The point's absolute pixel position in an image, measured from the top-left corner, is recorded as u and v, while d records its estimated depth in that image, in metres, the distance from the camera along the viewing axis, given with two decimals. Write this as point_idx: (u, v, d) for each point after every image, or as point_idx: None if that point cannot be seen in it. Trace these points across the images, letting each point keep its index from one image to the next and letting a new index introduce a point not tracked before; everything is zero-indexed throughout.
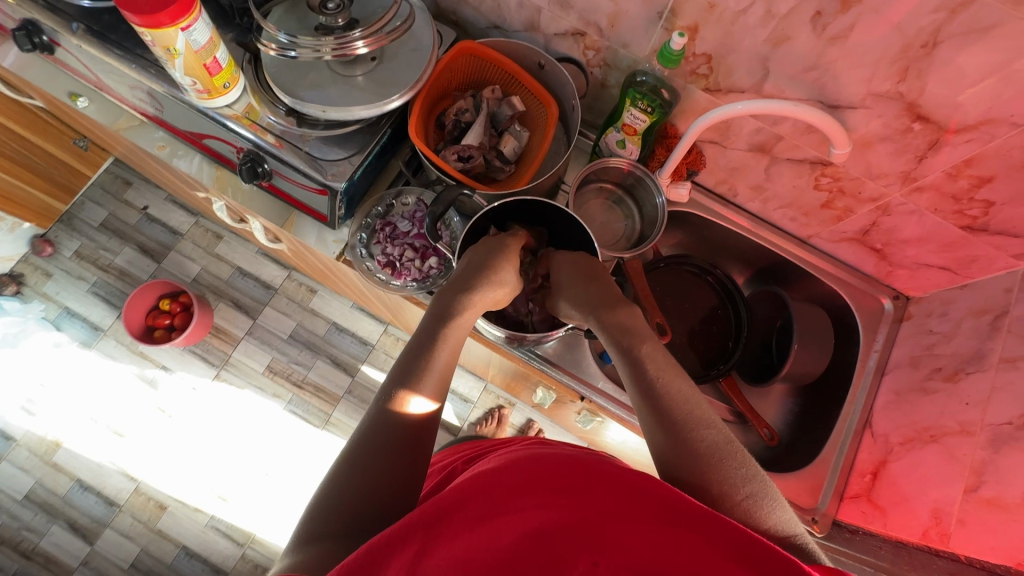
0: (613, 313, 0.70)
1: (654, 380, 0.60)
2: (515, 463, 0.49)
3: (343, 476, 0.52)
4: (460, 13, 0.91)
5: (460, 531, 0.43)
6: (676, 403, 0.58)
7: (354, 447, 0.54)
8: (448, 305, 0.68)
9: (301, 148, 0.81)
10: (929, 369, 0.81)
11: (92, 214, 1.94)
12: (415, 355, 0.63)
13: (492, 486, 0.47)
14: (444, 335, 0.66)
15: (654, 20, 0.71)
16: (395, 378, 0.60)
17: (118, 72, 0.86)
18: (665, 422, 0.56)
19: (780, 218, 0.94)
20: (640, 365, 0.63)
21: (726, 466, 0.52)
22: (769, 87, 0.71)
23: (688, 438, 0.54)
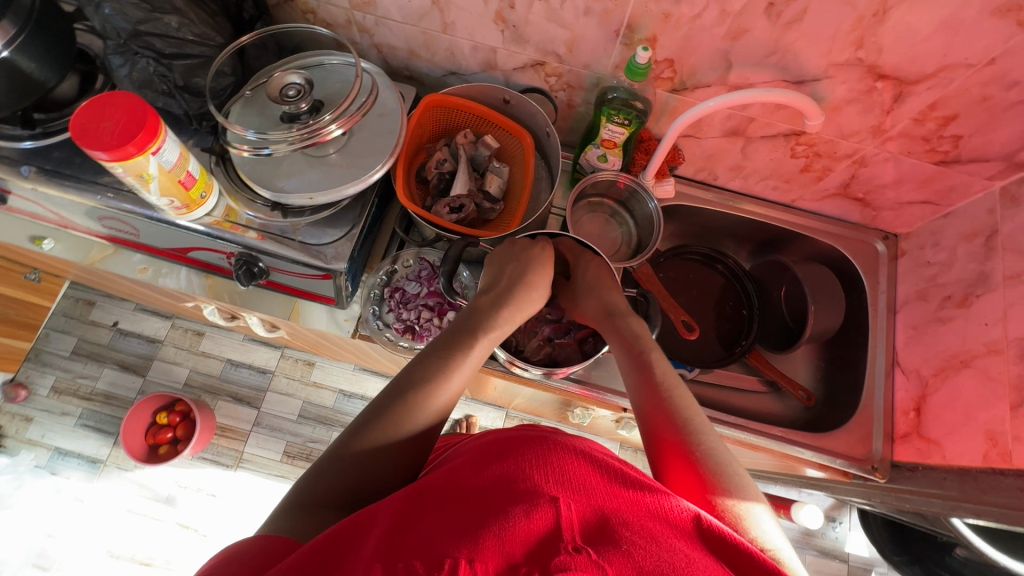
0: (625, 320, 0.71)
1: (658, 381, 0.63)
2: (518, 458, 0.49)
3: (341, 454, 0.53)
4: (413, 67, 0.91)
5: (442, 518, 0.43)
6: (678, 402, 0.60)
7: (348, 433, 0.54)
8: (484, 317, 0.68)
9: (294, 239, 0.80)
10: (939, 299, 0.85)
11: (60, 344, 1.84)
12: (428, 349, 0.63)
13: (471, 472, 0.49)
14: (456, 333, 0.65)
15: (612, 38, 0.74)
16: (416, 376, 0.58)
17: (82, 206, 0.82)
18: (664, 424, 0.58)
19: (762, 189, 0.98)
20: (646, 368, 0.65)
21: (711, 467, 0.53)
22: (734, 77, 0.74)
23: (688, 438, 0.56)
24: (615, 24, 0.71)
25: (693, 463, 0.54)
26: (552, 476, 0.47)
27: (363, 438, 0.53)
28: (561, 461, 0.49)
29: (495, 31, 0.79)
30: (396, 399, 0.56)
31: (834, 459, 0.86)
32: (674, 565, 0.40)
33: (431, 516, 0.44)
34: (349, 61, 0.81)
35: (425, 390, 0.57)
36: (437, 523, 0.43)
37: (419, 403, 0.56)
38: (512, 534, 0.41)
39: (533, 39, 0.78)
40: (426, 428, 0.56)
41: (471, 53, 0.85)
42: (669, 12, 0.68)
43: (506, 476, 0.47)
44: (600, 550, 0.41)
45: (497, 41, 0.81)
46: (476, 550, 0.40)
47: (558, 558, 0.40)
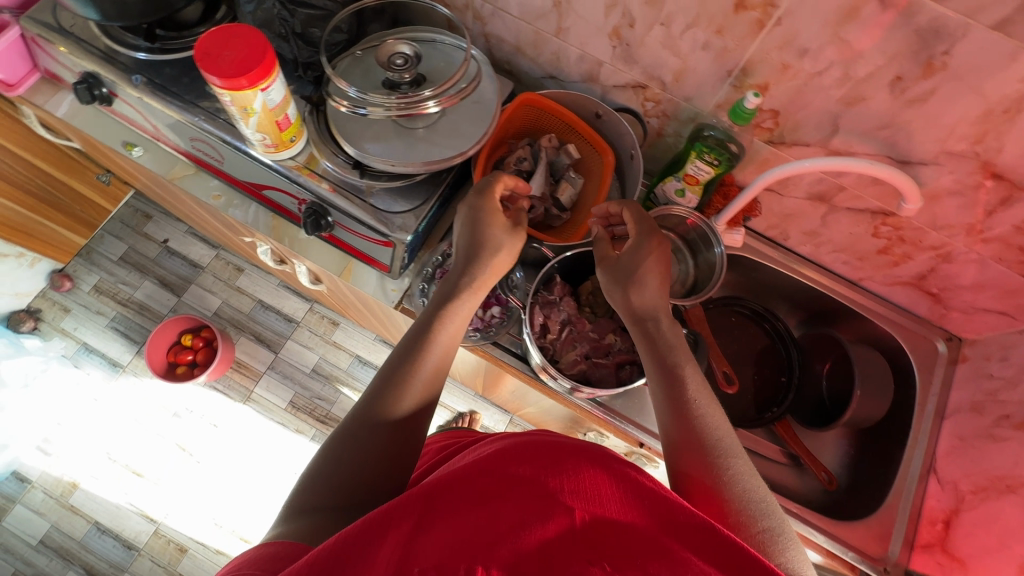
0: (653, 322, 0.67)
1: (688, 402, 0.59)
2: (532, 453, 0.47)
3: (337, 451, 0.55)
4: (514, 63, 0.92)
5: (461, 513, 0.43)
6: (707, 424, 0.57)
7: (354, 424, 0.57)
8: (451, 291, 0.70)
9: (366, 201, 0.82)
10: (995, 416, 0.81)
11: (111, 247, 1.92)
12: (416, 336, 0.65)
13: (491, 469, 0.47)
14: (443, 318, 0.67)
15: (723, 77, 0.73)
16: (394, 368, 0.62)
17: (178, 125, 0.86)
18: (691, 452, 0.56)
19: (832, 261, 0.96)
20: (678, 386, 0.61)
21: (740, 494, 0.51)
22: (837, 142, 0.73)
23: (715, 464, 0.54)
24: (730, 64, 0.71)
25: (715, 488, 0.52)
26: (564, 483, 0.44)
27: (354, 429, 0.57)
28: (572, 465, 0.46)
29: (607, 45, 0.79)
30: (382, 389, 0.60)
31: (845, 551, 0.83)
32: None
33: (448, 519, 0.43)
34: (460, 45, 0.82)
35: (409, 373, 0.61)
36: (458, 521, 0.42)
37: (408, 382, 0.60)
38: (525, 539, 0.40)
39: (642, 61, 0.78)
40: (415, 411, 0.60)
41: (577, 61, 0.85)
42: (788, 64, 0.67)
43: (521, 478, 0.45)
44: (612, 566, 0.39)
45: (605, 56, 0.81)
46: (492, 557, 0.39)
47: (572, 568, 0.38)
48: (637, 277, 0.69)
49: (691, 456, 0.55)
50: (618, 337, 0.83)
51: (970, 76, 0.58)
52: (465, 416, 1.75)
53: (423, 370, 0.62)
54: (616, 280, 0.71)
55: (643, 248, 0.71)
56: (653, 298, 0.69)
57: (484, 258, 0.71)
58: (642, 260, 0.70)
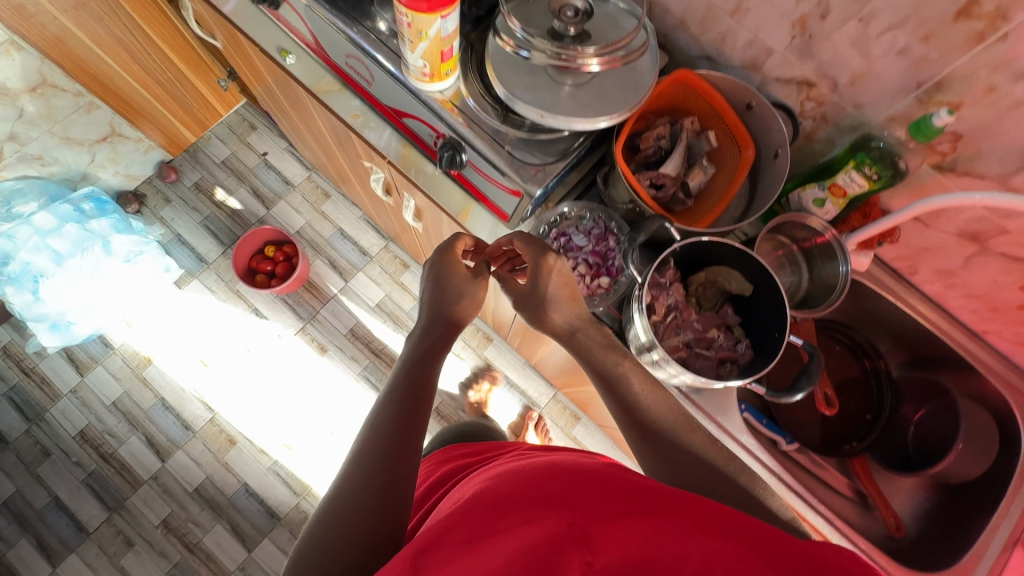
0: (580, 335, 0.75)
1: (636, 398, 0.68)
2: (499, 485, 0.53)
3: (323, 529, 0.54)
4: (671, 38, 0.90)
5: (451, 556, 0.45)
6: (654, 411, 0.66)
7: (335, 487, 0.57)
8: (421, 341, 0.74)
9: (503, 147, 0.82)
10: None
11: (215, 150, 2.02)
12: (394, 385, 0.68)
13: (468, 506, 0.51)
14: (417, 361, 0.71)
15: (909, 88, 0.69)
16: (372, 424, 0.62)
17: (336, 41, 0.88)
18: (649, 451, 0.65)
19: (958, 306, 0.90)
20: (618, 386, 0.69)
21: (708, 468, 0.62)
22: (1019, 180, 0.68)
23: (670, 445, 0.64)
24: (923, 75, 0.67)
25: (674, 458, 0.63)
26: (540, 498, 0.49)
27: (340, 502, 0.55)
28: (540, 480, 0.52)
29: (785, 34, 0.76)
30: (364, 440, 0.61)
31: None
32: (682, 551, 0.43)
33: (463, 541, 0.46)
34: (632, 12, 0.80)
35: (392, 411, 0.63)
36: (451, 560, 0.45)
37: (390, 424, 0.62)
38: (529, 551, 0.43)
39: (819, 57, 0.74)
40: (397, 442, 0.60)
41: (743, 47, 0.82)
42: (995, 86, 0.62)
43: (493, 509, 0.49)
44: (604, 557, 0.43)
45: (779, 45, 0.78)
46: None
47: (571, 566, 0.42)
48: (543, 298, 0.74)
49: (654, 455, 0.64)
50: (721, 333, 0.83)
51: None
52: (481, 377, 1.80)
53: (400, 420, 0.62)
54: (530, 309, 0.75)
55: (541, 270, 0.73)
56: (570, 316, 0.75)
57: (450, 308, 0.76)
58: (547, 283, 0.73)
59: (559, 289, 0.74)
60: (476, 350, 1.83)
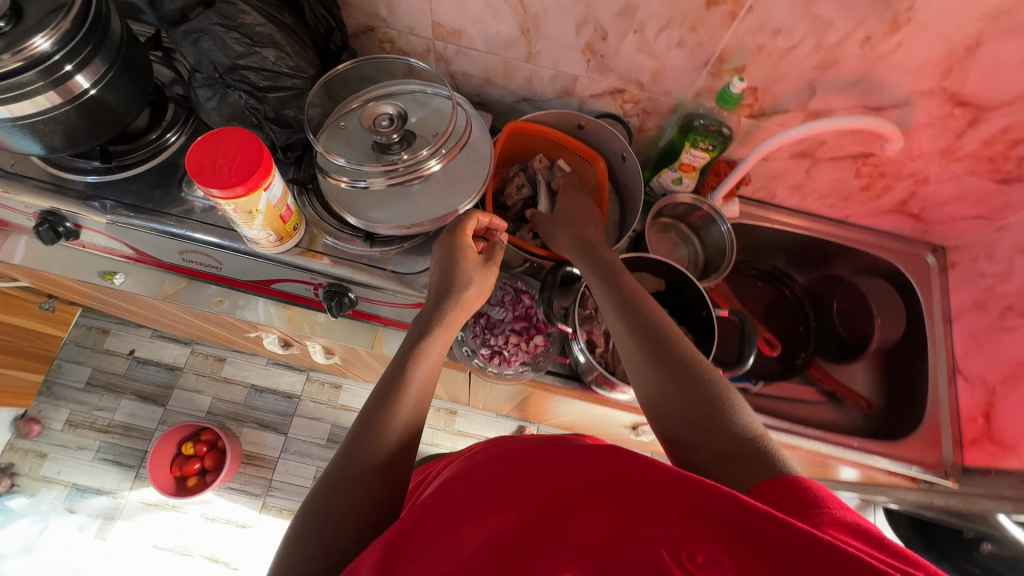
0: (601, 251, 0.75)
1: (638, 304, 0.67)
2: (482, 472, 0.51)
3: (318, 508, 0.52)
4: (485, 94, 0.93)
5: (421, 545, 0.43)
6: (654, 316, 0.65)
7: (332, 471, 0.55)
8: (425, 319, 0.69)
9: (385, 268, 0.80)
10: (999, 309, 0.90)
11: (73, 374, 1.77)
12: (397, 362, 0.65)
13: (449, 498, 0.49)
14: (427, 335, 0.67)
15: (700, 68, 0.77)
16: (371, 411, 0.59)
17: (163, 244, 0.81)
18: (648, 379, 0.61)
19: (818, 207, 1.02)
20: (619, 287, 0.69)
21: (714, 397, 0.56)
22: (815, 103, 0.78)
23: (667, 359, 0.60)
24: (706, 55, 0.74)
25: (675, 395, 0.57)
26: (525, 488, 0.47)
27: (334, 496, 0.53)
28: (526, 471, 0.48)
29: (580, 60, 0.81)
30: (365, 421, 0.58)
31: (909, 466, 0.89)
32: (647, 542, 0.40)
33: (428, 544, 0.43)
34: (441, 92, 0.82)
35: (391, 397, 0.60)
36: (421, 550, 0.43)
37: (389, 415, 0.59)
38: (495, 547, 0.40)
39: (617, 68, 0.80)
40: (395, 452, 0.57)
41: (550, 81, 0.87)
42: (763, 45, 0.71)
43: (478, 500, 0.47)
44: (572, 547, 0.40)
45: (580, 70, 0.83)
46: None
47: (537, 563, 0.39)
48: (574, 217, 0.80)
49: (663, 394, 0.58)
50: None
51: (932, 24, 0.64)
52: None
53: (397, 416, 0.59)
54: (565, 226, 0.80)
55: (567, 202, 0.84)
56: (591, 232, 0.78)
57: (464, 288, 0.71)
58: (569, 207, 0.83)
59: (573, 211, 0.82)
60: (447, 430, 1.77)
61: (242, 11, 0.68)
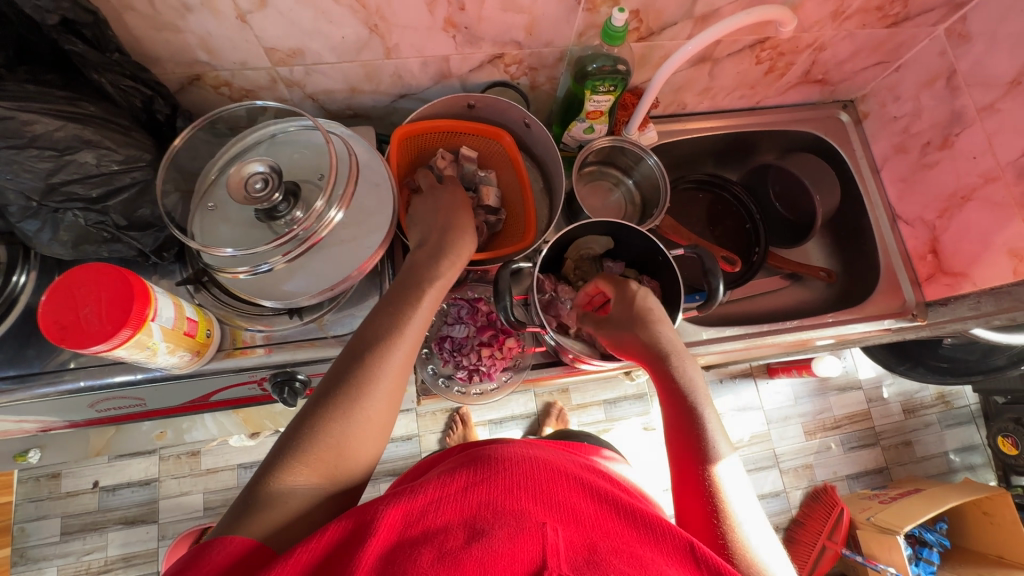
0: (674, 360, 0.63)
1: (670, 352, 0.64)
2: (492, 470, 0.50)
3: (310, 415, 0.50)
4: (356, 103, 0.82)
5: (433, 534, 0.43)
6: (690, 376, 0.62)
7: (325, 388, 0.53)
8: (420, 266, 0.65)
9: (326, 337, 0.72)
10: (919, 147, 0.92)
11: (42, 531, 1.55)
12: (388, 309, 0.59)
13: (458, 488, 0.48)
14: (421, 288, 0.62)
15: (573, 8, 0.69)
16: (366, 343, 0.56)
17: (67, 403, 0.70)
18: (676, 413, 0.59)
19: (730, 102, 0.99)
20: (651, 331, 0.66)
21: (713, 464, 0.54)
22: (700, 7, 0.73)
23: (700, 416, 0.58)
24: None
25: (699, 449, 0.56)
26: (538, 501, 0.47)
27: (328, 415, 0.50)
28: (542, 485, 0.49)
29: (445, 38, 0.71)
30: (362, 353, 0.55)
31: (881, 321, 0.93)
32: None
33: (422, 538, 0.43)
34: (306, 125, 0.72)
35: (390, 337, 0.56)
36: (426, 542, 0.42)
37: (387, 350, 0.55)
38: (495, 556, 0.40)
39: (487, 36, 0.72)
40: (390, 394, 0.54)
41: (421, 69, 0.77)
42: None
43: (489, 503, 0.46)
44: (585, 575, 0.39)
45: (449, 49, 0.73)
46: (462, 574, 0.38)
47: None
48: (642, 314, 0.68)
49: (686, 454, 0.56)
50: None
51: None
52: (453, 417, 1.60)
53: (395, 353, 0.55)
54: (620, 326, 0.68)
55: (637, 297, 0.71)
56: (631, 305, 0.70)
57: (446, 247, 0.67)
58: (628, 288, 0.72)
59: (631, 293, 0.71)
60: None
61: (26, 120, 0.54)
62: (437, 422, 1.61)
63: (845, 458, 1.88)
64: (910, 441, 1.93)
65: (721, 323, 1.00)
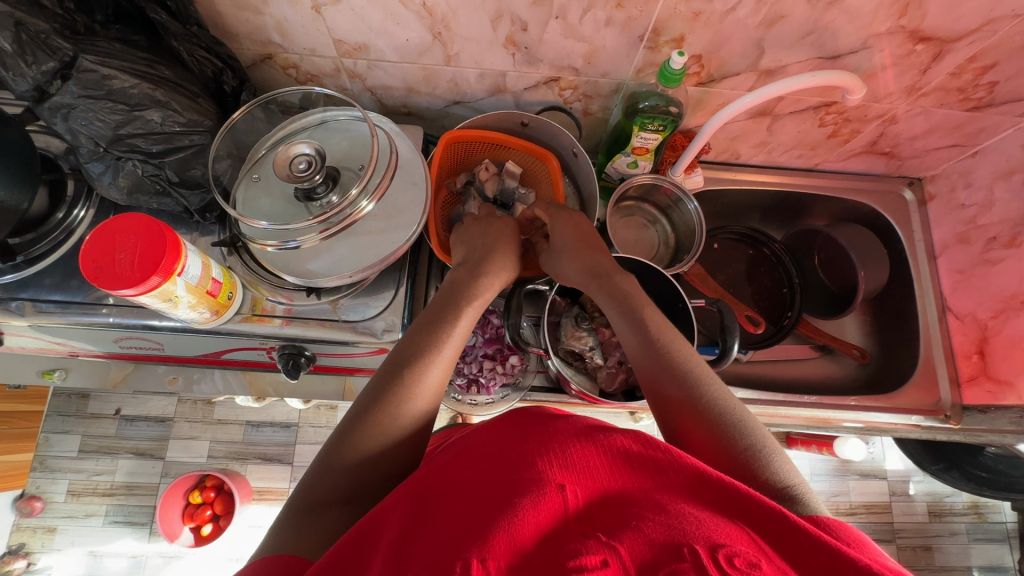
0: (643, 312, 0.63)
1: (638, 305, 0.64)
2: (506, 441, 0.49)
3: (350, 430, 0.50)
4: (412, 102, 0.85)
5: (454, 505, 0.42)
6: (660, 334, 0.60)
7: (369, 397, 0.52)
8: (461, 282, 0.67)
9: (337, 320, 0.74)
10: (983, 241, 0.86)
11: (62, 446, 1.66)
12: (432, 320, 0.61)
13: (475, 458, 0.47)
14: (465, 309, 0.64)
15: (635, 43, 0.69)
16: (406, 350, 0.57)
17: (95, 334, 0.74)
18: (659, 376, 0.56)
19: (786, 159, 0.96)
20: (617, 289, 0.67)
21: (720, 421, 0.50)
22: (766, 61, 0.71)
23: (686, 377, 0.55)
24: (639, 29, 0.66)
25: (697, 416, 0.52)
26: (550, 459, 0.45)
27: (375, 428, 0.50)
28: (554, 439, 0.47)
29: (504, 54, 0.73)
30: (405, 356, 0.56)
31: (909, 416, 0.88)
32: (687, 531, 0.38)
33: (443, 513, 0.42)
34: (355, 115, 0.75)
35: (432, 351, 0.57)
36: (451, 515, 0.41)
37: (427, 361, 0.56)
38: (520, 528, 0.38)
39: (547, 58, 0.73)
40: (426, 407, 0.54)
41: (477, 80, 0.79)
42: (699, 10, 0.63)
43: (507, 467, 0.45)
44: (612, 533, 0.39)
45: (507, 65, 0.75)
46: (486, 546, 0.37)
47: (570, 549, 0.37)
48: (571, 247, 0.74)
49: (686, 419, 0.52)
50: None
51: None
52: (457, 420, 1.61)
53: (438, 360, 0.56)
54: (557, 261, 0.75)
55: (562, 225, 0.76)
56: (564, 235, 0.75)
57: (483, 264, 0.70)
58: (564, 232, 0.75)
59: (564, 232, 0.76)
60: None
61: (106, 75, 0.59)
62: (440, 421, 1.63)
63: None
64: (930, 546, 1.79)
65: (736, 382, 0.97)
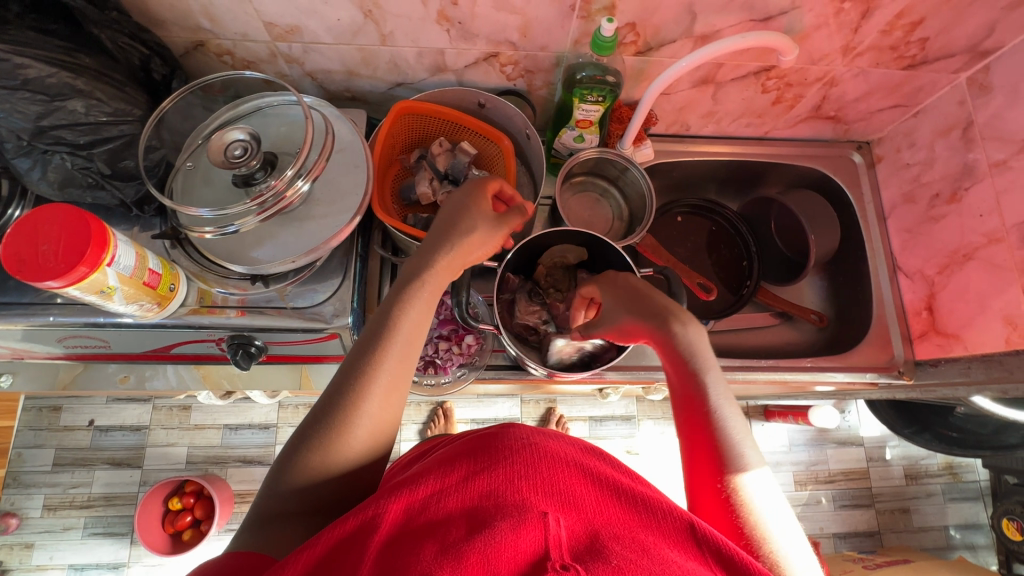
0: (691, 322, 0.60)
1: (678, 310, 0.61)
2: (490, 460, 0.48)
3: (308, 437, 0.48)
4: (355, 86, 0.84)
5: (433, 526, 0.41)
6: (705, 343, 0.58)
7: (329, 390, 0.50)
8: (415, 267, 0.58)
9: (285, 306, 0.73)
10: (928, 198, 0.88)
11: (35, 460, 1.63)
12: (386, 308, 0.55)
13: (457, 479, 0.46)
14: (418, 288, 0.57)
15: (568, 13, 0.69)
16: (367, 334, 0.53)
17: (36, 334, 0.73)
18: (685, 381, 0.56)
19: (736, 129, 0.96)
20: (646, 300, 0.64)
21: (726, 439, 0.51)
22: (700, 27, 0.71)
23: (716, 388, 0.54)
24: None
25: (715, 426, 0.52)
26: (537, 488, 0.44)
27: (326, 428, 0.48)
28: (540, 467, 0.47)
29: (439, 31, 0.72)
30: (361, 347, 0.52)
31: (864, 374, 0.89)
32: None
33: (421, 533, 0.40)
34: (291, 99, 0.74)
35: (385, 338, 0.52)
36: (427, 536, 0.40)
37: (383, 350, 0.52)
38: (499, 550, 0.37)
39: (482, 33, 0.72)
40: (380, 405, 0.50)
41: (417, 60, 0.78)
42: None
43: (490, 493, 0.44)
44: (587, 565, 0.37)
45: (444, 42, 0.74)
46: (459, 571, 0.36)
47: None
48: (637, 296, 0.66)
49: (699, 418, 0.53)
50: None
51: None
52: (436, 411, 1.60)
53: (391, 353, 0.52)
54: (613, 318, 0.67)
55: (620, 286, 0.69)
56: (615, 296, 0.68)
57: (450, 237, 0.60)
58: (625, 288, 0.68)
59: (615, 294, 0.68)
60: None
61: (19, 63, 0.57)
62: (419, 413, 1.62)
63: (835, 516, 1.80)
64: (908, 509, 1.83)
65: None
